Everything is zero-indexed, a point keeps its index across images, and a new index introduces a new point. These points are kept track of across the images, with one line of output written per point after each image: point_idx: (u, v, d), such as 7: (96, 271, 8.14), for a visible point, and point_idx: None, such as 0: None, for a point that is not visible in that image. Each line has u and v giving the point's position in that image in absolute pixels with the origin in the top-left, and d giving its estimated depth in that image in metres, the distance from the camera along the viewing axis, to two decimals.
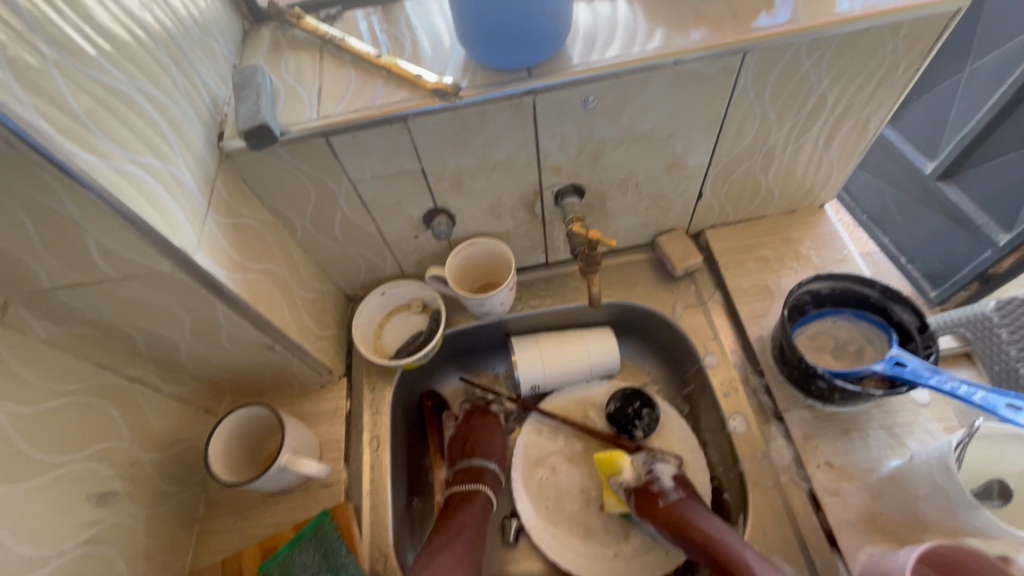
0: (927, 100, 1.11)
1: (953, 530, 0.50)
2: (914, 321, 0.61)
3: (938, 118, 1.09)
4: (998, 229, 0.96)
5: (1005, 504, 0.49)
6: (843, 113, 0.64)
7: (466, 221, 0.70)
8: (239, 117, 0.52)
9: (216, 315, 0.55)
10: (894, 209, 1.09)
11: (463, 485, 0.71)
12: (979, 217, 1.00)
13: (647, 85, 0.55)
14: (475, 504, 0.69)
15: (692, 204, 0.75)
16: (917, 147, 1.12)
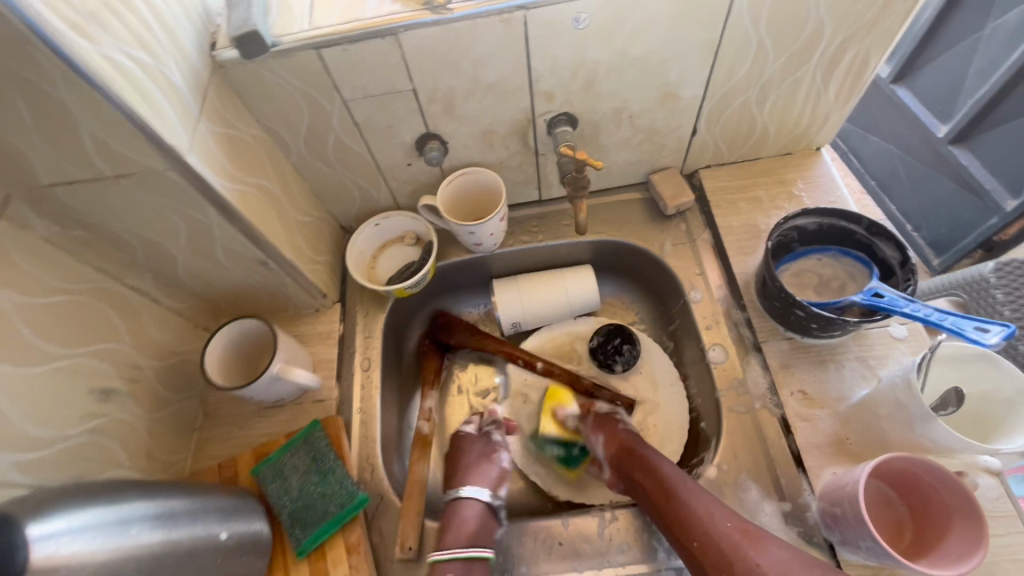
0: (947, 57, 1.04)
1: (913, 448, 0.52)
2: (896, 256, 0.62)
3: (957, 77, 1.03)
4: (1007, 195, 0.96)
5: (959, 411, 0.50)
6: (842, 45, 0.63)
7: (459, 149, 0.71)
8: (231, 25, 0.53)
9: (211, 224, 0.57)
10: (903, 174, 1.12)
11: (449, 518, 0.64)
12: (988, 182, 0.99)
13: (641, 4, 0.55)
14: (463, 515, 0.64)
15: (686, 141, 0.74)
16: (933, 109, 1.08)
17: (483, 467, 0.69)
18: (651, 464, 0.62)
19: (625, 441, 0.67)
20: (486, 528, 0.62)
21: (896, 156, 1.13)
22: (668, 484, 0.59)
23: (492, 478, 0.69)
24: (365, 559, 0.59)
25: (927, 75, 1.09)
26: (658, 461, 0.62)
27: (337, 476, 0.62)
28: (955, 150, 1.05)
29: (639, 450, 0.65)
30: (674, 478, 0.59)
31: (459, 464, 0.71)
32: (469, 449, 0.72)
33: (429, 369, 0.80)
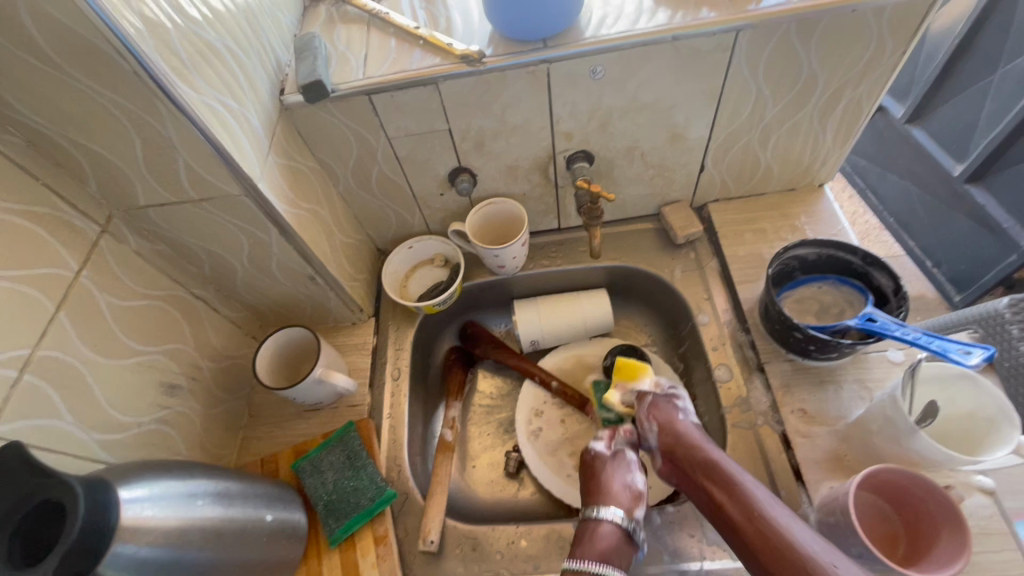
0: (959, 99, 1.04)
1: (905, 463, 0.56)
2: (890, 284, 0.67)
3: (969, 120, 1.02)
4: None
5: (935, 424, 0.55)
6: (836, 93, 0.69)
7: (486, 181, 0.79)
8: (299, 75, 0.63)
9: (271, 242, 0.65)
10: (920, 211, 1.05)
11: (588, 538, 0.57)
12: (1005, 221, 0.94)
13: (649, 58, 0.63)
14: (603, 538, 0.56)
15: (695, 176, 0.81)
16: (946, 149, 1.06)
17: (618, 484, 0.61)
18: (718, 470, 0.57)
19: (682, 438, 0.62)
20: (622, 553, 0.55)
21: (914, 196, 1.07)
22: (742, 498, 0.54)
23: (631, 498, 0.60)
24: (391, 550, 0.65)
25: (939, 115, 1.08)
26: (726, 467, 0.57)
27: (369, 473, 0.68)
28: (972, 188, 1.00)
29: (700, 450, 0.60)
30: (751, 492, 0.55)
31: (593, 480, 0.62)
32: (603, 463, 0.63)
33: (454, 381, 0.87)
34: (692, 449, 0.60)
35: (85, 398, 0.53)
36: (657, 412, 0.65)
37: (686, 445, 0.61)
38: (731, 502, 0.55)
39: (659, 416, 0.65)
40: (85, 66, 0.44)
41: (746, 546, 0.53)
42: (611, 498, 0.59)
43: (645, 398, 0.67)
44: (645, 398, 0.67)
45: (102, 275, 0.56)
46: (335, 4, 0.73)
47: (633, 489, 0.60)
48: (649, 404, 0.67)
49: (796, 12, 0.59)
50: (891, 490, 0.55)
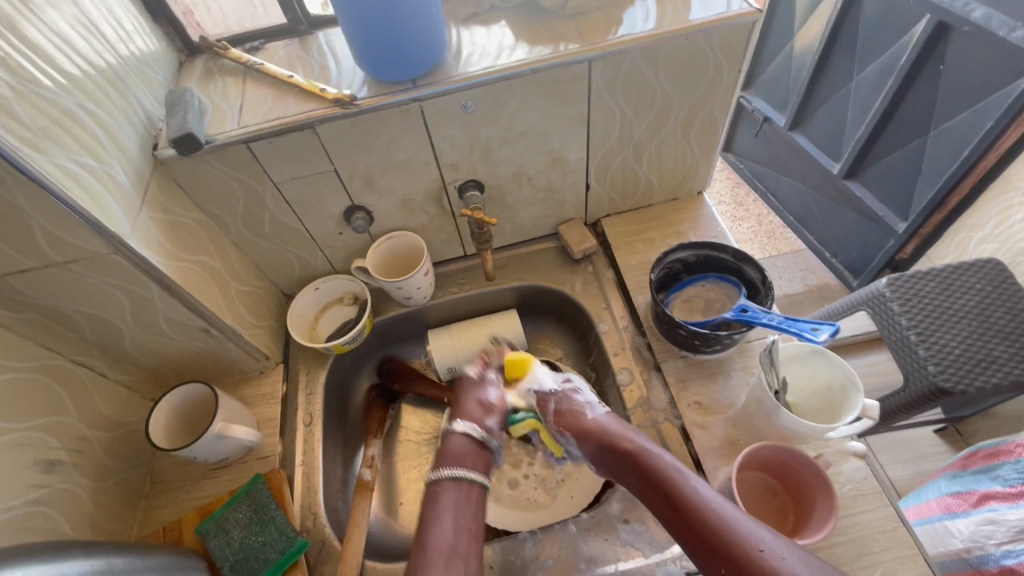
0: (828, 107, 1.39)
1: (785, 438, 0.62)
2: (758, 276, 0.73)
3: (838, 124, 1.37)
4: (896, 219, 1.26)
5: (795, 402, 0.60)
6: (691, 110, 0.76)
7: (383, 217, 0.80)
8: (170, 129, 0.62)
9: (155, 298, 0.63)
10: (813, 210, 1.52)
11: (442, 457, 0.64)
12: (881, 210, 1.29)
13: (514, 90, 0.67)
14: (450, 449, 0.65)
15: (583, 195, 0.86)
16: (824, 150, 1.43)
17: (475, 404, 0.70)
18: (643, 460, 0.58)
19: (603, 433, 0.63)
20: (472, 456, 0.64)
21: (807, 196, 1.52)
22: (665, 482, 0.56)
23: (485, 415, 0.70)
24: None
25: (815, 121, 1.45)
26: (649, 453, 0.59)
27: (278, 525, 0.66)
28: (850, 183, 1.36)
29: (623, 442, 0.61)
30: (677, 477, 0.55)
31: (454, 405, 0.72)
32: (464, 389, 0.74)
33: (374, 419, 0.86)
34: (615, 445, 0.62)
35: None
36: (563, 412, 0.68)
37: (612, 442, 0.62)
38: (661, 486, 0.56)
39: (562, 415, 0.67)
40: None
41: (676, 526, 0.53)
42: (465, 418, 0.68)
43: (545, 404, 0.69)
44: (546, 404, 0.69)
45: None
46: (213, 59, 0.75)
47: (484, 404, 0.70)
48: (553, 411, 0.68)
49: (636, 42, 0.66)
50: (772, 464, 0.60)
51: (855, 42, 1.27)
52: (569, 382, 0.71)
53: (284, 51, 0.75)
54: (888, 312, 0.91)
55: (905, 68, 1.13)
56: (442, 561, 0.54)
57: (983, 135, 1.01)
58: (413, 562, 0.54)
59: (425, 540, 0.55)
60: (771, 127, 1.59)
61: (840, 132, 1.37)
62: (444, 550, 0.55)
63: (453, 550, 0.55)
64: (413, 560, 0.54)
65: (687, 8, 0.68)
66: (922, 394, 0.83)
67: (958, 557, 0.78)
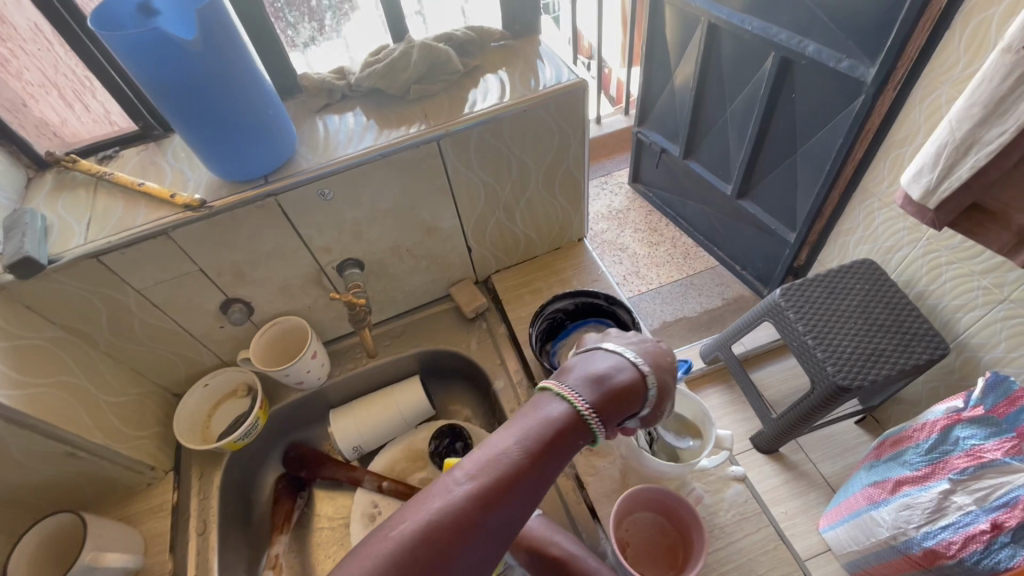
0: (712, 135, 1.48)
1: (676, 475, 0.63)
2: (629, 317, 0.78)
3: (722, 152, 1.47)
4: (786, 229, 1.35)
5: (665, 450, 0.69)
6: (548, 169, 0.82)
7: (264, 305, 0.80)
8: (6, 254, 0.61)
9: (1, 432, 0.60)
10: (719, 227, 1.61)
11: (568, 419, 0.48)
12: (772, 223, 1.39)
13: (369, 174, 0.70)
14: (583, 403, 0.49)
15: (467, 256, 0.89)
16: (716, 174, 1.52)
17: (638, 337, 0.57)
18: (570, 564, 0.59)
19: (534, 542, 0.61)
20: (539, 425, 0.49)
21: (713, 216, 1.61)
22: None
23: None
24: None
25: (703, 150, 1.55)
26: (575, 556, 0.59)
27: None
28: (743, 202, 1.45)
29: (550, 545, 0.60)
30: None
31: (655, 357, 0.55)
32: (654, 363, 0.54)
33: (280, 513, 0.84)
34: (544, 552, 0.60)
35: None
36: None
37: (539, 548, 0.60)
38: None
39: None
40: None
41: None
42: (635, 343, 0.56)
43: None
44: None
45: None
46: (62, 171, 0.74)
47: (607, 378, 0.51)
48: None
49: (477, 118, 0.70)
50: (655, 503, 0.62)
51: (721, 77, 1.36)
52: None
53: (139, 156, 0.75)
54: (785, 320, 0.95)
55: (764, 98, 1.23)
56: (497, 542, 0.42)
57: (836, 151, 1.09)
58: (465, 522, 0.41)
59: (521, 473, 0.44)
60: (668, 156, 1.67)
61: (726, 158, 1.46)
62: (500, 536, 0.42)
63: (507, 535, 0.43)
64: (479, 511, 0.42)
65: (522, 82, 0.74)
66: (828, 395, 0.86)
67: (886, 545, 0.72)
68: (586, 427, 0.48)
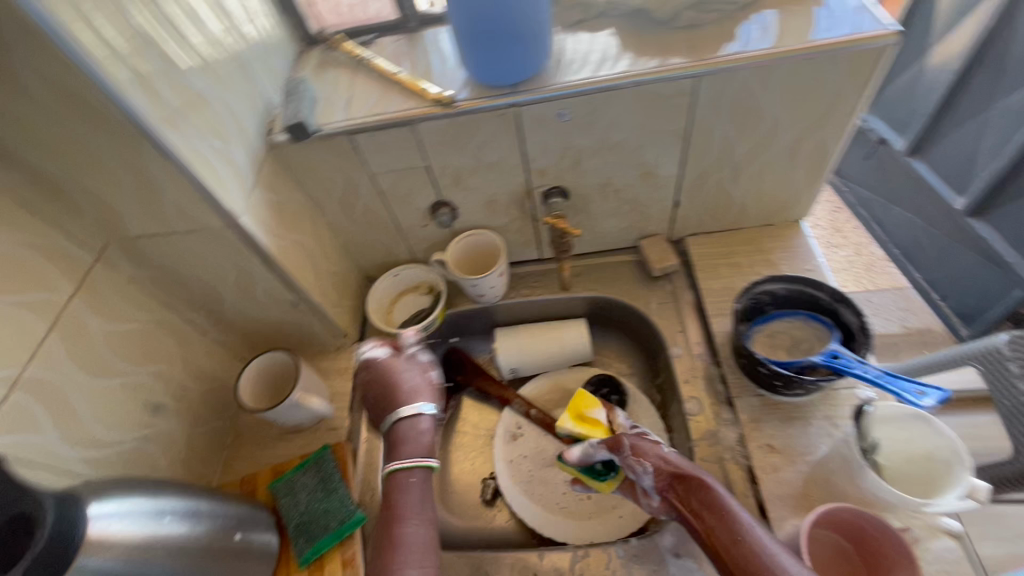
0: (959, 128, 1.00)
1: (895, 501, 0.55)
2: (856, 321, 0.67)
3: (970, 150, 0.98)
4: None
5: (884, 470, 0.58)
6: (802, 134, 0.71)
7: (467, 214, 0.82)
8: (286, 116, 0.67)
9: (255, 271, 0.69)
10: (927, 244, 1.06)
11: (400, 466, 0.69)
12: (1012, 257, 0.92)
13: (614, 102, 0.66)
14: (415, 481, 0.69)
15: (670, 211, 0.83)
16: (947, 179, 1.02)
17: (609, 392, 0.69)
18: (703, 490, 0.59)
19: (672, 467, 0.62)
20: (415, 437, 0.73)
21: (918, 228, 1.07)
22: (722, 516, 0.56)
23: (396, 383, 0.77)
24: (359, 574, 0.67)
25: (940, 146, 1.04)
26: (712, 487, 0.59)
27: (340, 495, 0.70)
28: (974, 223, 0.97)
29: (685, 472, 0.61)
30: (738, 513, 0.56)
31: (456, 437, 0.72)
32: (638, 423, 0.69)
33: None
34: (682, 478, 0.61)
35: (68, 414, 0.56)
36: (633, 447, 0.64)
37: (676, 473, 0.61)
38: (721, 522, 0.56)
39: (636, 449, 0.64)
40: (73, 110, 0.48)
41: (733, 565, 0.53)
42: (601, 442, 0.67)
43: (619, 437, 0.65)
44: (620, 440, 0.65)
45: (95, 301, 0.60)
46: (326, 50, 0.79)
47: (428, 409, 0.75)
48: (627, 446, 0.64)
49: (751, 60, 0.62)
50: (850, 529, 0.56)
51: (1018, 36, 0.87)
52: (641, 429, 0.68)
53: (394, 46, 0.78)
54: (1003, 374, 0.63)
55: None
56: (416, 556, 0.64)
57: None
58: (395, 537, 0.65)
59: (392, 536, 0.65)
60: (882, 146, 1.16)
61: (973, 155, 0.97)
62: (418, 548, 0.65)
63: (426, 549, 0.65)
64: (402, 525, 0.65)
65: (812, 26, 0.63)
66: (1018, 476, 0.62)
67: None
68: (415, 470, 0.69)
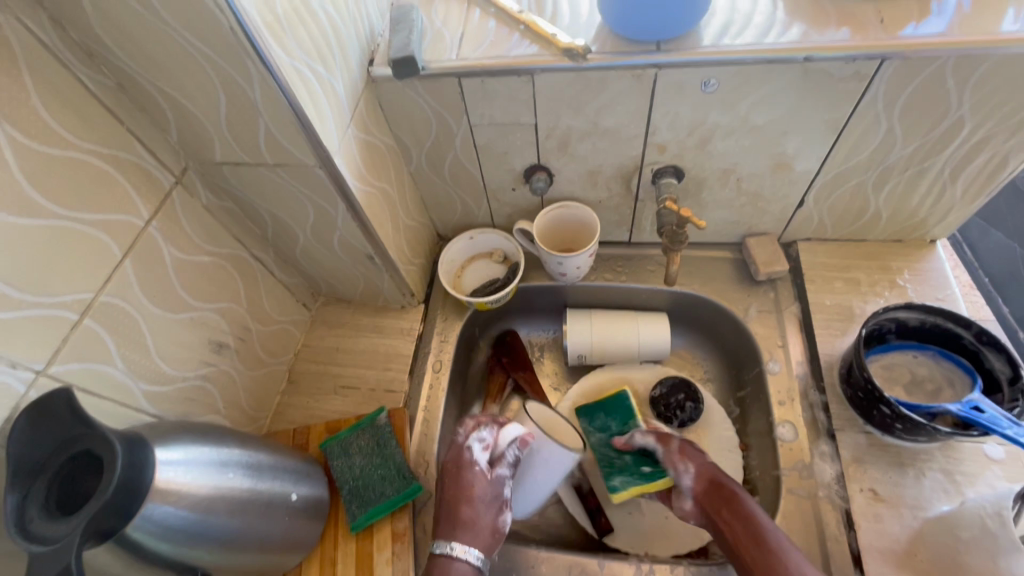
0: None
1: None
2: (1005, 370, 0.59)
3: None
4: None
5: None
6: (981, 142, 0.60)
7: (563, 183, 0.74)
8: (392, 47, 0.60)
9: (336, 216, 0.63)
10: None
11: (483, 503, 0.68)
12: None
13: (773, 77, 0.56)
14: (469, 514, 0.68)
15: (791, 211, 0.74)
16: None
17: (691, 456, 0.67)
18: (736, 496, 0.61)
19: (713, 477, 0.64)
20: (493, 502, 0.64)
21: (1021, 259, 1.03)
22: (756, 525, 0.57)
23: (468, 500, 0.62)
24: (407, 549, 0.64)
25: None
26: (745, 498, 0.61)
27: (396, 463, 0.68)
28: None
29: (728, 484, 0.63)
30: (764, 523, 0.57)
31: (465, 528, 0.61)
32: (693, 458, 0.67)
33: (493, 384, 0.83)
34: (719, 488, 0.63)
35: (137, 346, 0.53)
36: (677, 451, 0.67)
37: (717, 482, 0.63)
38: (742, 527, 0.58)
39: (681, 453, 0.67)
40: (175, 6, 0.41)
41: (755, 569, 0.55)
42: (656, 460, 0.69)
43: (667, 437, 0.69)
44: (670, 439, 0.69)
45: (170, 227, 0.55)
46: None
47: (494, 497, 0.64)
48: (676, 446, 0.68)
49: (958, 46, 0.51)
50: None
51: None
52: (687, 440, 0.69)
53: None
54: None
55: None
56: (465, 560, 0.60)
57: None
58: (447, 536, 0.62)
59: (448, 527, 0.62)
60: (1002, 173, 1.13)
61: None
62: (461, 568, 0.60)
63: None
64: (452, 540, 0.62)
65: None
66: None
67: None
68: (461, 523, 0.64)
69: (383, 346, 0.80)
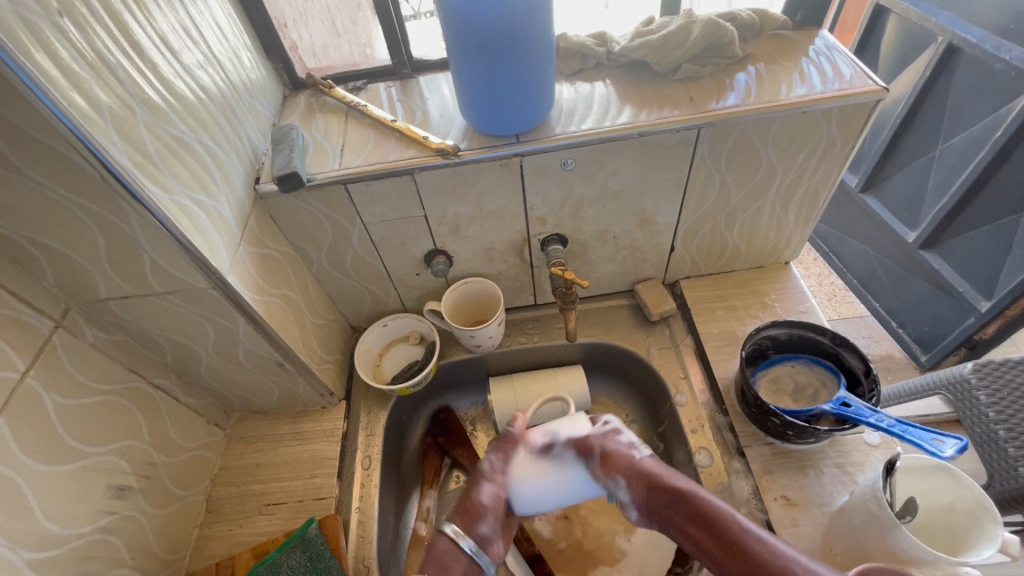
0: (904, 177, 1.17)
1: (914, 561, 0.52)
2: (860, 365, 0.68)
3: (917, 192, 1.14)
4: (979, 296, 1.01)
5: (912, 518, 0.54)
6: (795, 180, 0.73)
7: (462, 262, 0.79)
8: (275, 166, 0.63)
9: (238, 331, 0.63)
10: (883, 275, 1.23)
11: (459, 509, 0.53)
12: (960, 284, 1.05)
13: (618, 151, 0.65)
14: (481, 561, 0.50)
15: (666, 256, 0.83)
16: (898, 217, 1.19)
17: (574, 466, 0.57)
18: (692, 501, 0.48)
19: (645, 476, 0.52)
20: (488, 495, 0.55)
21: (874, 260, 1.25)
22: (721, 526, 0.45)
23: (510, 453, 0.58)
24: None
25: (890, 185, 1.21)
26: (715, 509, 0.46)
27: None
28: (925, 254, 1.13)
29: (653, 472, 0.52)
30: (722, 512, 0.46)
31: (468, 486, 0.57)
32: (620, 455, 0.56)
33: (429, 469, 0.83)
34: (661, 486, 0.50)
35: (19, 512, 0.48)
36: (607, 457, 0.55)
37: (644, 487, 0.51)
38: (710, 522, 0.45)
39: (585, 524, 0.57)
40: (39, 163, 0.43)
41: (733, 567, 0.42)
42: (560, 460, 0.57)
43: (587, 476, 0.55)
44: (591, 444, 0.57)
45: (53, 374, 0.53)
46: (316, 95, 0.77)
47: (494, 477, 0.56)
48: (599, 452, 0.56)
49: (752, 112, 0.63)
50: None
51: (942, 111, 1.07)
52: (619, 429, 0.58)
53: (387, 93, 0.76)
54: (972, 402, 0.73)
55: (998, 143, 0.94)
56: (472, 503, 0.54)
57: None
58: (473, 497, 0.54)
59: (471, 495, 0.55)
60: (840, 189, 1.34)
61: (919, 200, 1.13)
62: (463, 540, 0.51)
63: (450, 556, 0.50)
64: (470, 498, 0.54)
65: (804, 81, 0.65)
66: (1018, 497, 0.65)
67: None
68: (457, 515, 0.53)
69: (307, 452, 0.77)
